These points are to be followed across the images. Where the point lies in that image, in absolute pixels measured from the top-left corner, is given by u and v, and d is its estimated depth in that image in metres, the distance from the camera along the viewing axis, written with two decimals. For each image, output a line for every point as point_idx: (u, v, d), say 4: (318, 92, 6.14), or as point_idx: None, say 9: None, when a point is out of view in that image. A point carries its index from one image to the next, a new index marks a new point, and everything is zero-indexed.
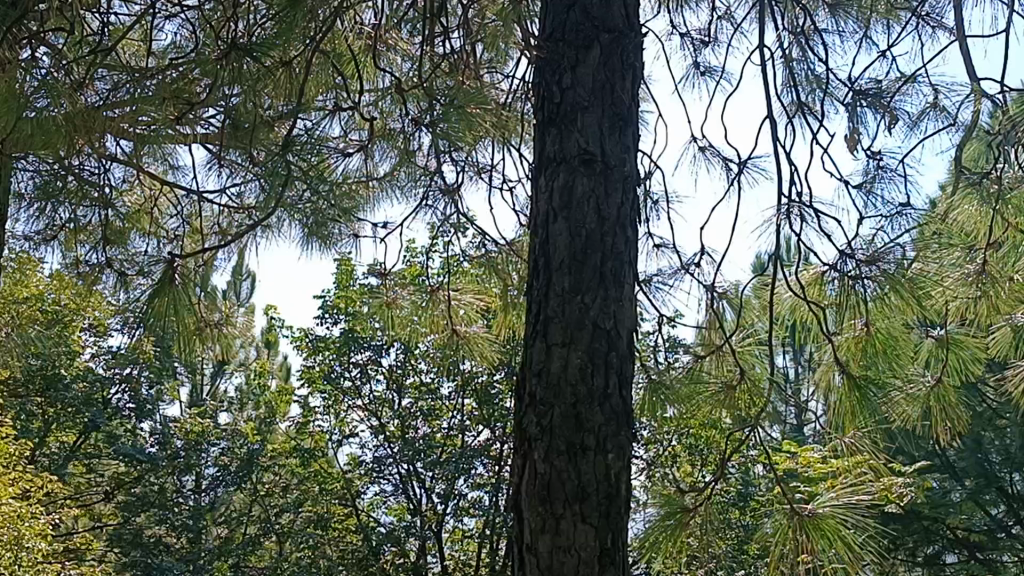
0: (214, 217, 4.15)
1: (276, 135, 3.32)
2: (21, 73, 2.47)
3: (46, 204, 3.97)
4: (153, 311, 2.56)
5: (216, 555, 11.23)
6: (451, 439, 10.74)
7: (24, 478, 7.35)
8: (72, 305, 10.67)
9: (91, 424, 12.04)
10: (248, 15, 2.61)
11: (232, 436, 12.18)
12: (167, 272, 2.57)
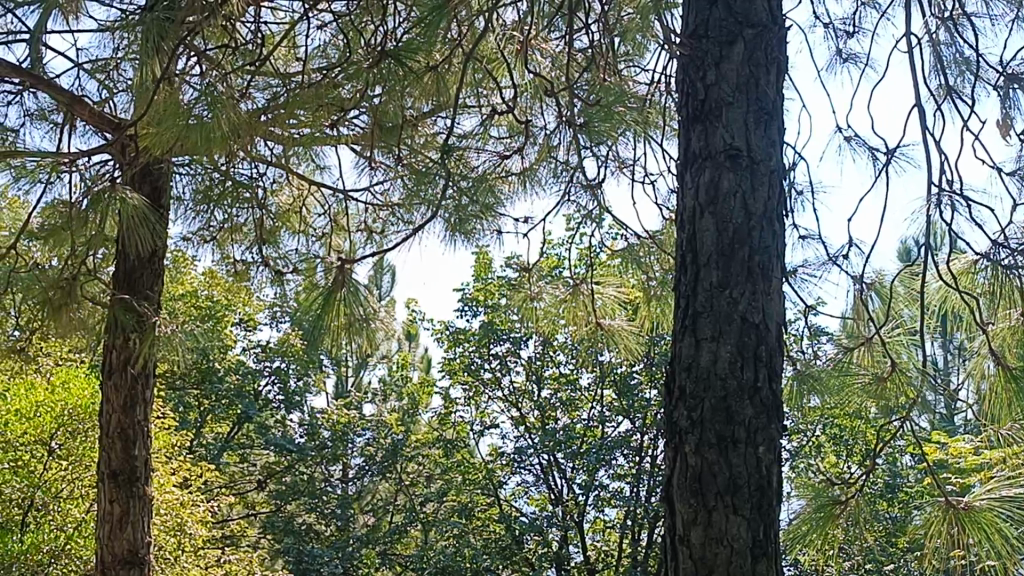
0: (361, 215, 4.29)
1: (421, 136, 3.43)
2: (186, 91, 2.66)
3: (204, 207, 4.17)
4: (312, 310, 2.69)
5: (364, 543, 11.55)
6: (591, 430, 10.75)
7: (185, 468, 7.71)
8: (224, 300, 11.11)
9: (243, 416, 12.48)
10: (392, 20, 2.70)
11: (377, 427, 12.29)
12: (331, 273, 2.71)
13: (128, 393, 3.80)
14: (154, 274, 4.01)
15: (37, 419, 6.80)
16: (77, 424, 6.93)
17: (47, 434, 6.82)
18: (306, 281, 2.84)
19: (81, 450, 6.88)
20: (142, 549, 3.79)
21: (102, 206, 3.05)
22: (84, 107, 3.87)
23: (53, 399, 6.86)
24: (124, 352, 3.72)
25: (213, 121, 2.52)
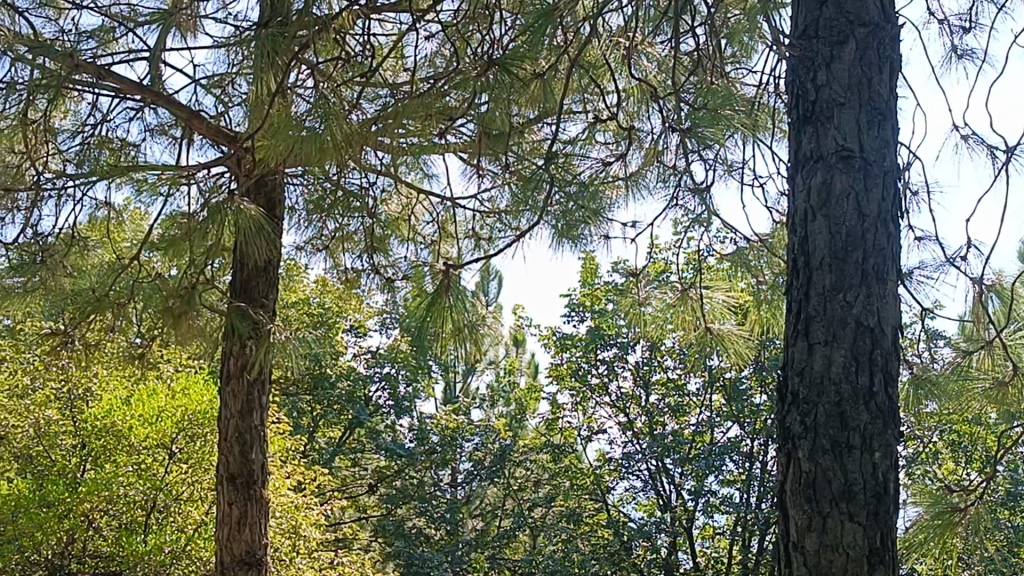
0: (468, 221, 4.34)
1: (527, 142, 3.45)
2: (298, 106, 2.73)
3: (316, 216, 4.26)
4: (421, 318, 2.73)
5: (473, 547, 11.63)
6: (700, 435, 10.63)
7: (299, 471, 7.87)
8: (335, 307, 11.29)
9: (354, 421, 12.69)
10: (497, 28, 2.72)
11: (485, 432, 12.36)
12: (442, 280, 2.75)
13: (246, 399, 3.90)
14: (269, 283, 4.12)
15: (158, 423, 7.04)
16: (196, 429, 7.16)
17: (168, 438, 7.08)
18: (417, 287, 2.88)
19: (200, 453, 7.11)
20: (261, 551, 3.88)
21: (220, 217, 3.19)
22: (202, 120, 4.03)
23: (173, 406, 7.09)
24: (241, 358, 3.83)
25: (324, 132, 2.58)
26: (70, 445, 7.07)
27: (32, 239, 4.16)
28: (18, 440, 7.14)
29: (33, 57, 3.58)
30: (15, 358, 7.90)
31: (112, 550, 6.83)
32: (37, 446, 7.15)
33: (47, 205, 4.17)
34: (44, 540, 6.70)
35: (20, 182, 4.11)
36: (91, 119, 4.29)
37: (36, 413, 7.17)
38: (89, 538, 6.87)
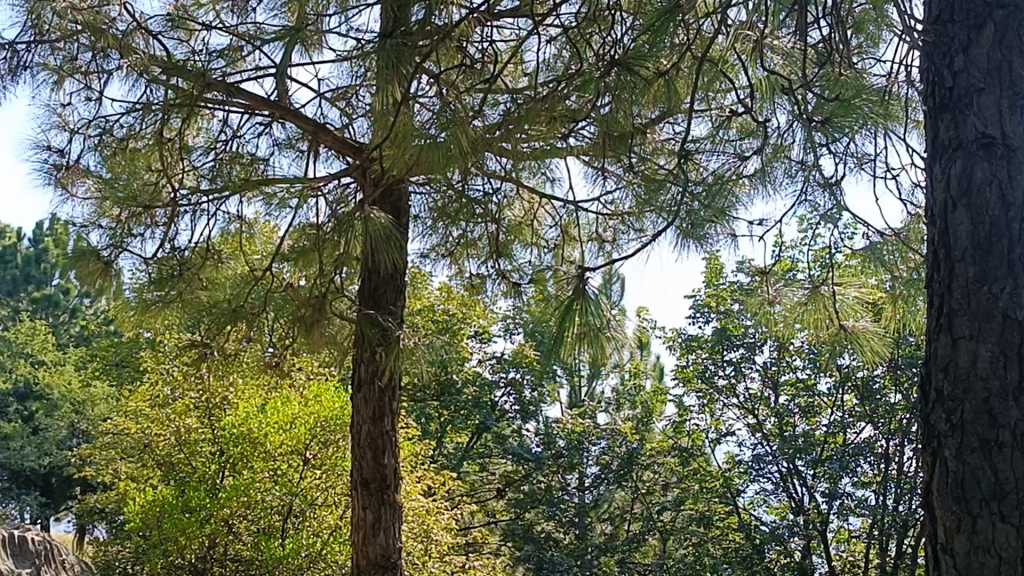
0: (591, 223, 4.33)
1: (649, 142, 3.42)
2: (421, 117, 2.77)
3: (439, 223, 4.31)
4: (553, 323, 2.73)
5: (603, 551, 11.61)
6: (833, 436, 10.36)
7: (429, 476, 7.96)
8: (460, 314, 11.42)
9: (481, 426, 12.80)
10: (617, 28, 2.71)
11: (612, 435, 12.33)
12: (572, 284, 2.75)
13: (377, 405, 3.96)
14: (397, 291, 4.17)
15: (293, 430, 7.20)
16: (329, 435, 7.24)
17: (302, 444, 7.19)
18: (547, 293, 2.90)
19: (333, 459, 7.18)
20: (395, 555, 3.93)
21: (352, 225, 3.26)
22: (328, 133, 4.17)
23: (307, 413, 7.24)
24: (373, 365, 3.89)
25: (447, 141, 2.62)
26: (209, 453, 7.45)
27: (171, 253, 4.30)
28: (161, 448, 7.64)
29: (167, 79, 3.77)
30: (154, 371, 8.41)
31: (251, 555, 6.96)
32: (179, 453, 7.57)
33: (183, 220, 4.25)
34: (186, 544, 7.00)
35: (157, 199, 4.20)
36: (222, 135, 4.42)
37: (178, 422, 7.65)
38: (229, 545, 7.03)
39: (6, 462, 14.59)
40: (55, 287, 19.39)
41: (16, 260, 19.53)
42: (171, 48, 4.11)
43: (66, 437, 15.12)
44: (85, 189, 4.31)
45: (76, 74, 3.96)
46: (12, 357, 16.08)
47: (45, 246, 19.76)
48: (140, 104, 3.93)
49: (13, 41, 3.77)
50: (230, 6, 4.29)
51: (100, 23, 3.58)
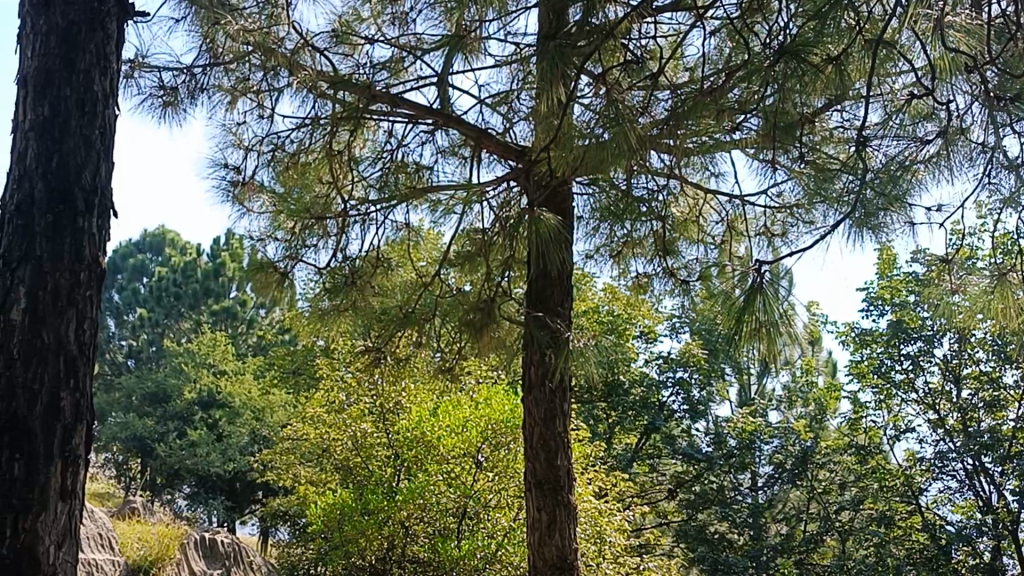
0: (757, 217, 4.25)
1: (816, 130, 3.33)
2: (584, 122, 2.78)
3: (603, 224, 4.28)
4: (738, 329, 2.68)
5: (779, 552, 11.44)
6: (1021, 431, 9.81)
7: (600, 477, 7.95)
8: (625, 314, 11.40)
9: (649, 426, 12.67)
10: (782, 19, 2.66)
11: (785, 434, 12.16)
12: (753, 282, 2.70)
13: (548, 407, 3.97)
14: (564, 292, 4.11)
15: (464, 433, 7.29)
16: (501, 437, 7.32)
17: (474, 447, 7.27)
18: (727, 296, 2.83)
19: (505, 461, 7.24)
20: (571, 556, 3.91)
21: (529, 229, 3.27)
22: (491, 139, 4.22)
23: (478, 416, 7.35)
24: (543, 367, 3.90)
25: (613, 140, 2.64)
26: (384, 456, 7.62)
27: (342, 262, 4.39)
28: (339, 452, 7.84)
29: (335, 93, 3.91)
30: (329, 377, 8.59)
31: (428, 557, 7.11)
32: (356, 457, 7.77)
33: (353, 230, 4.38)
34: (366, 544, 7.21)
35: (329, 211, 4.36)
36: (388, 146, 4.53)
37: (354, 427, 7.80)
38: (407, 544, 7.20)
39: (193, 467, 15.17)
40: (233, 300, 20.20)
41: (196, 274, 20.42)
42: (336, 64, 4.18)
43: (248, 443, 15.59)
44: (261, 204, 4.49)
45: (248, 93, 4.12)
46: (196, 366, 16.87)
47: (222, 261, 20.63)
48: (310, 120, 4.10)
49: (190, 65, 3.96)
50: (390, 19, 4.36)
51: (269, 43, 3.69)
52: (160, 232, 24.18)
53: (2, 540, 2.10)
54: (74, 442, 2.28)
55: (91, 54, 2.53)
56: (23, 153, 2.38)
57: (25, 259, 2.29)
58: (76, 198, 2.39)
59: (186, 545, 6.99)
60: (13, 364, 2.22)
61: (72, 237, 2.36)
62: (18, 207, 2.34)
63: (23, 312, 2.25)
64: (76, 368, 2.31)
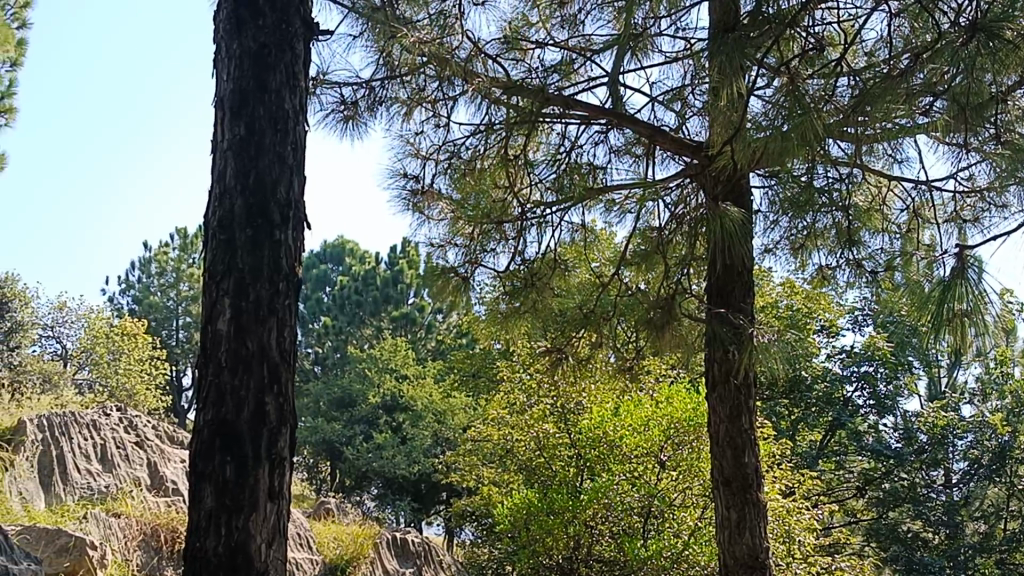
0: (946, 203, 4.11)
1: (1011, 110, 3.19)
2: (768, 114, 2.75)
3: (783, 217, 4.17)
4: (941, 319, 2.60)
5: (980, 551, 11.53)
6: None
7: (788, 475, 7.81)
8: (804, 308, 11.13)
9: (834, 422, 12.30)
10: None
11: (979, 429, 12.03)
12: (955, 271, 2.61)
13: (733, 404, 3.91)
14: (746, 287, 3.96)
15: (646, 433, 7.28)
16: (682, 435, 7.24)
17: (656, 446, 7.25)
18: (927, 284, 2.75)
19: (689, 460, 7.16)
20: (763, 555, 3.83)
21: (711, 223, 3.28)
22: (663, 135, 4.10)
23: (660, 415, 7.28)
24: (727, 363, 3.86)
25: (791, 133, 2.62)
26: (567, 457, 7.67)
27: (522, 264, 4.46)
28: (523, 453, 7.94)
29: (508, 99, 3.98)
30: (510, 379, 8.70)
31: (614, 556, 7.13)
32: (539, 457, 7.84)
33: (531, 232, 4.45)
34: (553, 543, 7.29)
35: (506, 216, 4.41)
36: (562, 148, 4.50)
37: (536, 428, 7.89)
38: (593, 543, 7.21)
39: (380, 470, 15.61)
40: (411, 305, 20.70)
41: (376, 282, 20.86)
42: (509, 69, 4.21)
43: (431, 445, 15.90)
44: (439, 211, 4.54)
45: (425, 103, 4.22)
46: (379, 371, 17.32)
47: (401, 268, 21.01)
48: (484, 126, 4.16)
49: (369, 78, 4.08)
50: (559, 22, 4.43)
51: (445, 53, 3.75)
52: (339, 242, 25.00)
53: (218, 539, 2.22)
54: (281, 444, 2.38)
55: (281, 74, 2.64)
56: (224, 172, 2.52)
57: (229, 272, 2.42)
58: (273, 212, 2.51)
59: (379, 544, 7.20)
60: (222, 372, 2.35)
61: (271, 249, 2.47)
62: (220, 223, 2.47)
63: (229, 321, 2.38)
64: (279, 375, 2.42)
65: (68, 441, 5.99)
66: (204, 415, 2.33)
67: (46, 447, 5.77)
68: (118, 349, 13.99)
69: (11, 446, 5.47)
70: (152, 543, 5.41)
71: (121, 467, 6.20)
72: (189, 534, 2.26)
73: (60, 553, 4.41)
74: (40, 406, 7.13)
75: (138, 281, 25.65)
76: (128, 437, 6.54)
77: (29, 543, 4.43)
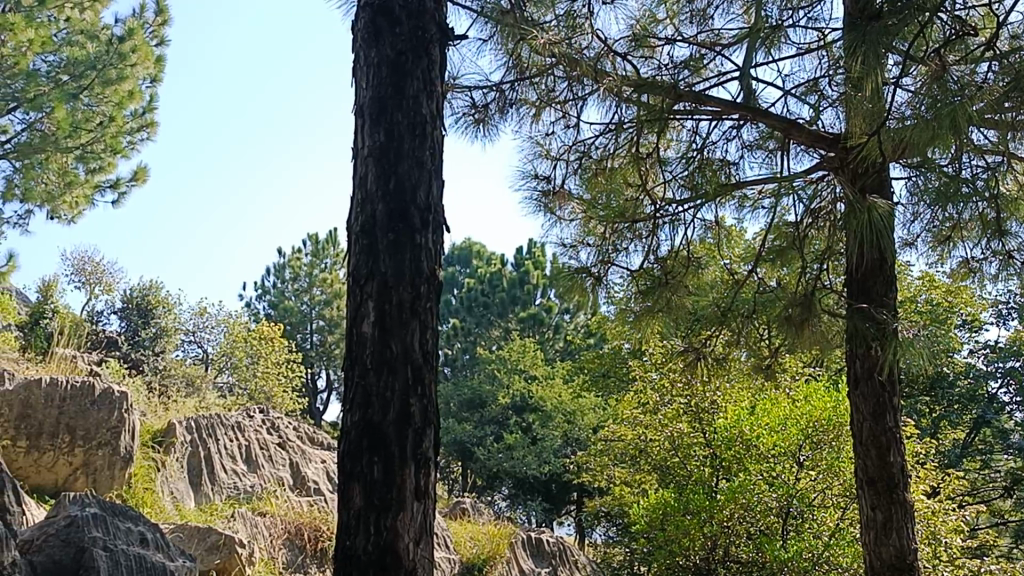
0: None
1: None
2: (920, 106, 2.67)
3: (924, 209, 4.04)
4: None
5: None
6: None
7: (933, 475, 7.57)
8: (946, 302, 10.80)
9: (980, 420, 11.94)
10: None
11: None
12: None
13: (876, 402, 3.82)
14: (888, 282, 3.85)
15: (784, 432, 7.13)
16: (822, 434, 7.07)
17: (795, 446, 7.09)
18: None
19: (828, 460, 6.96)
20: (911, 557, 3.71)
21: (859, 219, 3.21)
22: (799, 129, 4.00)
23: (797, 414, 7.13)
24: (870, 361, 3.78)
25: (940, 125, 2.54)
26: (702, 456, 7.60)
27: (655, 262, 4.43)
28: (657, 453, 7.90)
29: (638, 97, 3.95)
30: (642, 378, 8.68)
31: (753, 556, 7.03)
32: (674, 457, 7.79)
33: (663, 230, 4.38)
34: (690, 544, 7.22)
35: (638, 215, 4.38)
36: (694, 145, 4.48)
37: (670, 428, 7.85)
38: (730, 544, 7.15)
39: (512, 470, 15.74)
40: (538, 306, 20.79)
41: (503, 283, 20.99)
42: (639, 67, 4.22)
43: (562, 445, 15.91)
44: (570, 211, 4.53)
45: (555, 105, 4.24)
46: (508, 372, 17.45)
47: (527, 269, 21.13)
48: (614, 124, 4.17)
49: (499, 82, 4.11)
50: (688, 17, 4.38)
51: (573, 54, 3.73)
52: (466, 245, 25.27)
53: (367, 538, 2.26)
54: (426, 445, 2.40)
55: (418, 81, 2.68)
56: (365, 179, 2.57)
57: (372, 276, 2.47)
58: (413, 216, 2.54)
59: (515, 544, 7.26)
60: (368, 374, 2.40)
61: (412, 253, 2.51)
62: (363, 228, 2.53)
63: (373, 325, 2.43)
64: (423, 377, 2.45)
65: (215, 442, 6.19)
66: (352, 416, 2.38)
67: (195, 449, 5.97)
68: (256, 352, 14.41)
69: (163, 448, 5.67)
70: (297, 541, 5.57)
71: (265, 467, 6.40)
72: (340, 534, 2.32)
73: (210, 551, 4.56)
74: (187, 409, 7.38)
75: (273, 286, 26.38)
76: (271, 438, 6.76)
77: (183, 542, 4.59)
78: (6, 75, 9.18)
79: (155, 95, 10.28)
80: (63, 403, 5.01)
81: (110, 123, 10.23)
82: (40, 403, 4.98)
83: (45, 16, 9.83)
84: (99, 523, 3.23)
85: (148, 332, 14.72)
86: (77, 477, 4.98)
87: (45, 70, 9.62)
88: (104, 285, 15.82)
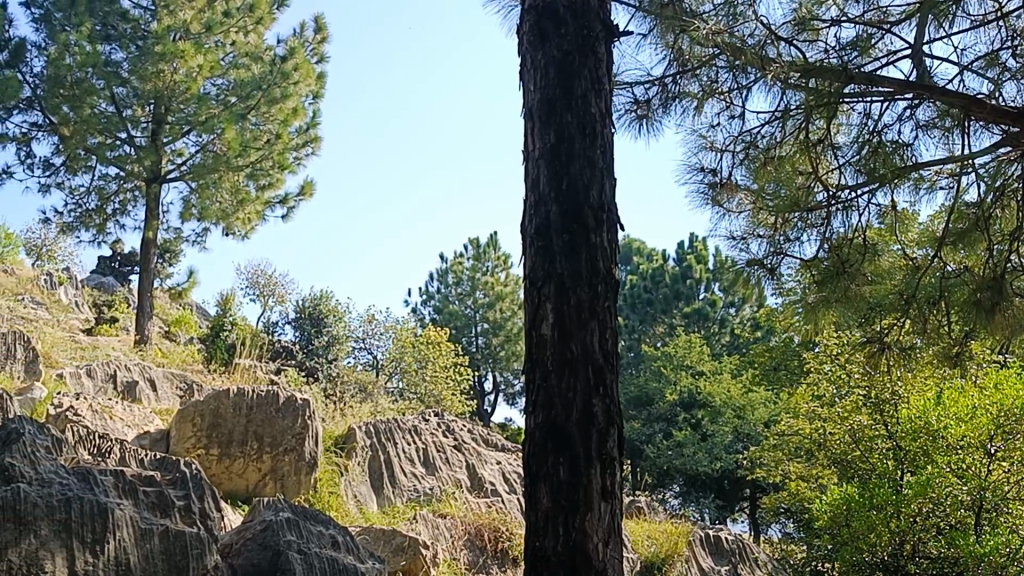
0: None
1: None
2: None
3: None
4: None
5: None
6: None
7: None
8: None
9: None
10: None
11: None
12: None
13: None
14: None
15: (973, 422, 6.75)
16: (1015, 424, 6.68)
17: (986, 438, 6.76)
18: None
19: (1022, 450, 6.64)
20: None
21: None
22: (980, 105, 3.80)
23: (987, 403, 6.75)
24: None
25: None
26: (884, 448, 7.41)
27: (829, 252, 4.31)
28: (838, 446, 7.81)
29: (805, 83, 3.82)
30: (816, 369, 8.55)
31: (945, 552, 6.76)
32: (855, 449, 7.66)
33: (837, 218, 4.26)
34: (877, 540, 7.00)
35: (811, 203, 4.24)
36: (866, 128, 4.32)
37: (851, 420, 7.71)
38: (919, 540, 6.92)
39: (683, 466, 15.60)
40: (702, 300, 20.59)
41: (665, 279, 20.84)
42: (805, 51, 4.10)
43: (733, 441, 15.55)
44: (738, 202, 4.53)
45: (717, 96, 4.14)
46: (676, 369, 17.34)
47: (689, 264, 20.96)
48: (779, 112, 4.04)
49: (662, 76, 4.09)
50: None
51: (735, 44, 3.68)
52: (626, 242, 25.22)
53: (556, 538, 2.27)
54: (611, 444, 2.37)
55: (586, 79, 2.67)
56: (538, 181, 2.59)
57: (549, 278, 2.47)
58: (587, 216, 2.53)
59: (694, 542, 7.23)
60: (550, 376, 2.40)
61: (588, 253, 2.50)
62: (538, 230, 2.53)
63: (552, 326, 2.43)
64: (605, 376, 2.42)
65: (394, 445, 6.34)
66: (536, 418, 2.39)
67: (375, 452, 6.12)
68: (424, 357, 14.72)
69: (345, 452, 5.87)
70: (477, 542, 5.65)
71: (443, 469, 6.52)
72: (530, 534, 2.33)
73: (397, 553, 4.66)
74: (366, 414, 7.59)
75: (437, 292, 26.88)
76: (447, 440, 6.88)
77: (370, 543, 4.71)
78: (179, 100, 9.95)
79: (317, 110, 10.61)
80: (250, 412, 5.17)
81: (277, 140, 10.62)
82: (229, 412, 5.15)
83: (213, 41, 10.35)
84: (292, 526, 3.32)
85: (321, 341, 15.20)
86: (265, 482, 5.17)
87: (214, 93, 10.19)
88: (277, 296, 16.43)
